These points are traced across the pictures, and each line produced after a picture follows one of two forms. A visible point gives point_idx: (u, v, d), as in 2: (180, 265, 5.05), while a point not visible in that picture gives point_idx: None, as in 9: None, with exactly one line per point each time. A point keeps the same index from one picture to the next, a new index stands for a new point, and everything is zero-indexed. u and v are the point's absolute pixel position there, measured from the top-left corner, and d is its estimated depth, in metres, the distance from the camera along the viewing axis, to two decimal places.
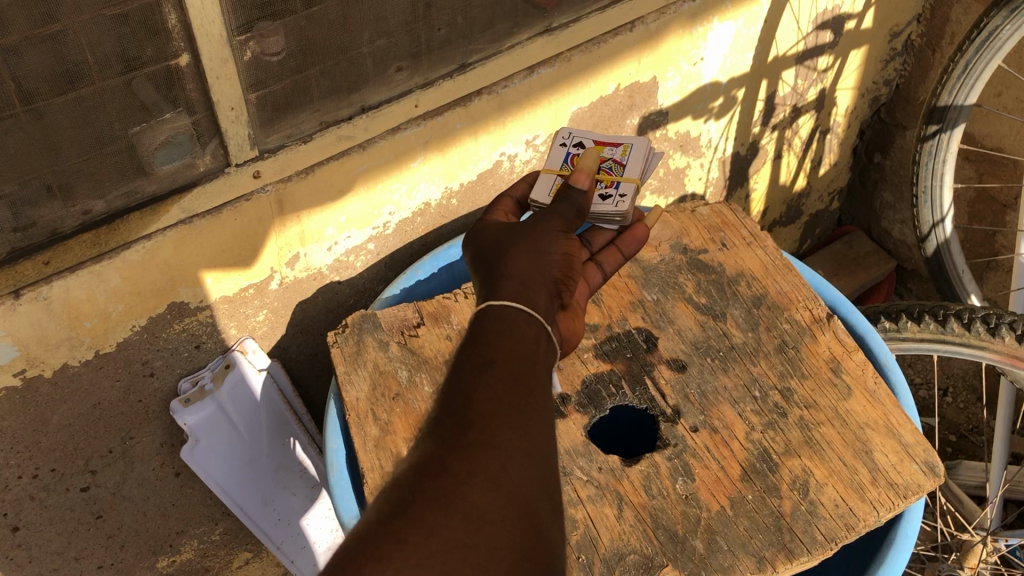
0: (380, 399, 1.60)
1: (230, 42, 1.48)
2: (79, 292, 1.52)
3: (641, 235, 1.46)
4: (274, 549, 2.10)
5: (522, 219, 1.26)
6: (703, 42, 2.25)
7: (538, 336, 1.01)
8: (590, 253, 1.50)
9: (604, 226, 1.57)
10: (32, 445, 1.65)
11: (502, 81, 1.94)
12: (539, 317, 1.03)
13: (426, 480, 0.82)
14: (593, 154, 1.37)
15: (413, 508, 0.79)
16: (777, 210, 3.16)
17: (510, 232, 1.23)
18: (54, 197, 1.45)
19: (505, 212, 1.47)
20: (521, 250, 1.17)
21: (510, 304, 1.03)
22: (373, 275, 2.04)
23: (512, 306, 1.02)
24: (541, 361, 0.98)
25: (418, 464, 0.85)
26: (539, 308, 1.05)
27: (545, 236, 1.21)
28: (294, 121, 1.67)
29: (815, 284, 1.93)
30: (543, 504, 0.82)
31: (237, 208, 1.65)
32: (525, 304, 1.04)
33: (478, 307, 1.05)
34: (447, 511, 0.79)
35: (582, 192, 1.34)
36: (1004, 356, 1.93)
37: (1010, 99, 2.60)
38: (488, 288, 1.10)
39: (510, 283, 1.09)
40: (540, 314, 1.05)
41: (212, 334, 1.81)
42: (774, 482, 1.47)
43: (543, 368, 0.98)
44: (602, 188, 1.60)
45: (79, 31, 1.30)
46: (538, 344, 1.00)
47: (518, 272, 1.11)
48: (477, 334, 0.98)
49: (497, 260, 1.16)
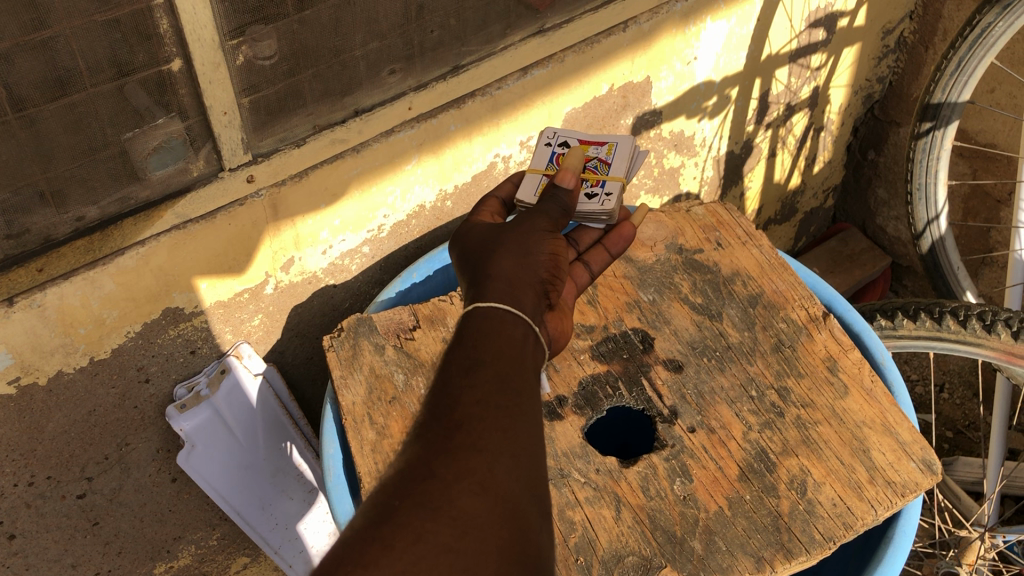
0: (377, 402, 1.59)
1: (222, 47, 1.47)
2: (73, 299, 1.52)
3: (627, 234, 1.46)
4: (273, 554, 2.10)
5: (509, 219, 1.26)
6: (696, 41, 2.25)
7: (526, 334, 1.01)
8: (576, 254, 1.50)
9: (590, 226, 1.56)
10: (27, 452, 1.65)
11: (495, 82, 1.94)
12: (527, 317, 1.03)
13: (412, 484, 0.80)
14: (579, 154, 1.36)
15: (399, 513, 0.77)
16: (771, 209, 3.16)
17: (496, 232, 1.24)
18: (47, 204, 1.44)
19: (490, 213, 1.46)
20: (508, 250, 1.17)
21: (498, 304, 1.03)
22: (368, 277, 2.04)
23: (498, 306, 1.02)
24: (528, 360, 0.98)
25: (403, 469, 0.82)
26: (526, 308, 1.05)
27: (532, 236, 1.21)
28: (287, 124, 1.67)
29: (810, 283, 1.94)
30: (530, 508, 0.81)
31: (231, 213, 1.65)
32: (512, 303, 1.04)
33: (466, 306, 1.05)
34: (433, 516, 0.77)
35: (568, 192, 1.33)
36: (1001, 353, 1.93)
37: (1004, 95, 2.60)
38: (475, 289, 1.10)
39: (496, 283, 1.09)
40: (527, 313, 1.05)
41: (208, 340, 1.81)
42: (772, 482, 1.47)
43: (530, 368, 0.97)
44: (588, 187, 1.60)
45: (70, 36, 1.29)
46: (525, 344, 1.00)
47: (506, 273, 1.11)
48: (463, 335, 0.98)
49: (484, 260, 1.16)
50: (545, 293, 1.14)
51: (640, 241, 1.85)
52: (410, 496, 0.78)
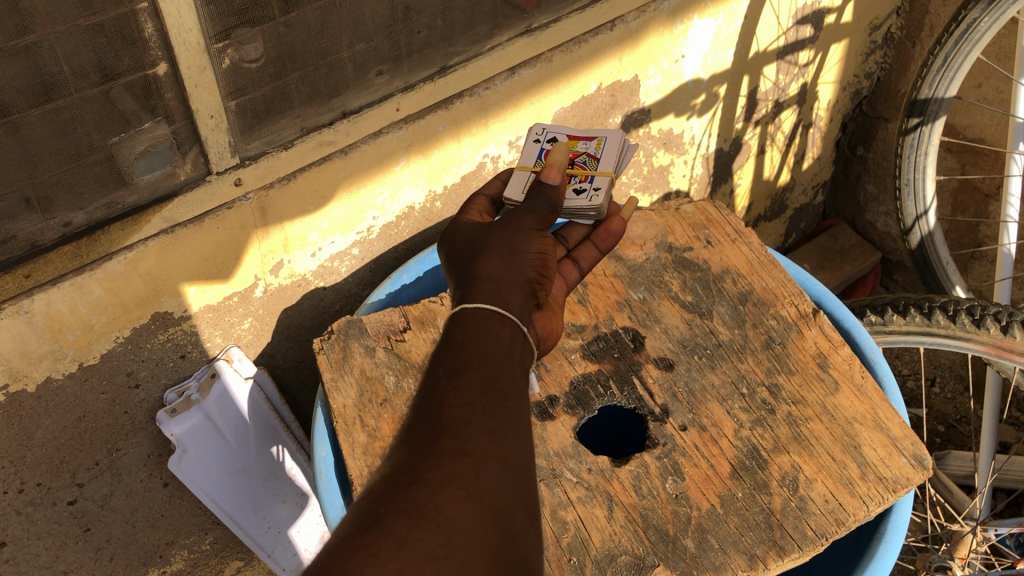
0: (368, 405, 1.59)
1: (208, 50, 1.47)
2: (61, 304, 1.51)
3: (616, 230, 1.46)
4: (265, 557, 2.09)
5: (496, 219, 1.26)
6: (684, 39, 2.26)
7: (513, 333, 1.00)
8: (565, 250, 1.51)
9: (578, 222, 1.56)
10: (17, 459, 1.64)
11: (483, 83, 1.94)
12: (514, 316, 1.03)
13: (397, 491, 0.80)
14: (563, 148, 1.37)
15: (386, 520, 0.77)
16: (761, 205, 3.17)
17: (484, 232, 1.23)
18: (33, 210, 1.43)
19: (478, 211, 1.47)
20: (495, 251, 1.16)
21: (485, 305, 1.02)
22: (358, 279, 2.03)
23: (486, 306, 1.01)
24: (517, 362, 0.97)
25: (388, 475, 0.82)
26: (514, 308, 1.05)
27: (518, 236, 1.20)
28: (274, 127, 1.67)
29: (800, 280, 1.94)
30: (516, 512, 0.81)
31: (219, 216, 1.64)
32: (498, 304, 1.04)
33: (452, 308, 1.04)
34: (418, 523, 0.77)
35: (553, 188, 1.34)
36: (990, 347, 1.93)
37: (990, 90, 2.61)
38: (462, 289, 1.09)
39: (483, 284, 1.08)
40: (516, 313, 1.04)
41: (197, 344, 1.80)
42: (764, 479, 1.47)
43: (519, 369, 0.96)
44: (576, 182, 1.60)
45: (54, 41, 1.29)
46: (513, 344, 0.99)
47: (493, 273, 1.11)
48: (451, 337, 0.97)
49: (471, 260, 1.15)
50: (533, 293, 1.13)
51: (630, 240, 1.85)
52: (395, 506, 0.78)
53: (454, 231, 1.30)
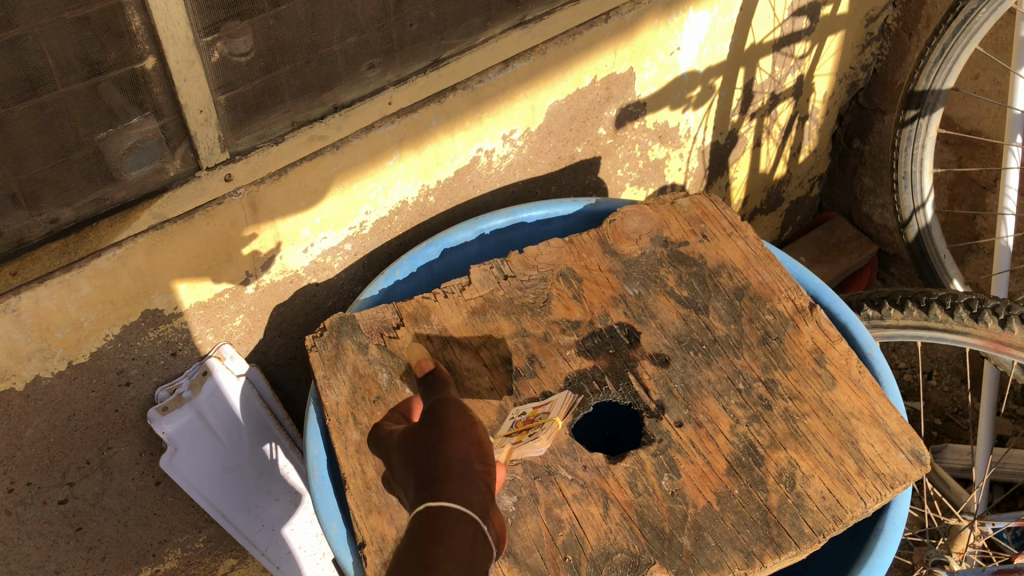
0: (361, 402, 1.57)
1: (197, 44, 1.45)
2: (49, 302, 1.49)
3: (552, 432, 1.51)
4: (259, 556, 2.08)
5: (439, 414, 1.25)
6: (679, 32, 2.24)
7: (475, 531, 1.01)
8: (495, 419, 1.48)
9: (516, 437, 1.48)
10: (7, 458, 1.62)
11: (476, 76, 1.92)
12: (474, 511, 1.04)
13: None
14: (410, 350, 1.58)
15: None
16: (757, 198, 3.15)
17: (432, 424, 1.22)
18: (19, 206, 1.41)
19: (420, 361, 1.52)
20: (445, 441, 1.16)
21: (446, 506, 1.02)
22: (351, 275, 2.02)
23: (448, 508, 1.02)
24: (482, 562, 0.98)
25: None
26: (475, 502, 1.05)
27: (465, 428, 1.20)
28: (264, 122, 1.65)
29: (797, 274, 1.92)
30: None
31: (209, 212, 1.62)
32: (457, 502, 1.04)
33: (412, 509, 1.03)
34: None
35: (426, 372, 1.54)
36: (988, 341, 1.92)
37: (988, 81, 2.60)
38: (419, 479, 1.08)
39: (442, 477, 1.08)
40: (477, 511, 1.04)
41: (189, 341, 1.78)
42: (761, 476, 1.46)
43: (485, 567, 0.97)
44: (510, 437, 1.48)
45: (39, 35, 1.26)
46: (477, 550, 0.99)
47: (447, 466, 1.11)
48: (421, 552, 0.96)
49: (426, 458, 1.15)
50: (487, 477, 1.13)
51: (625, 234, 1.83)
52: None
53: (399, 497, 1.26)
